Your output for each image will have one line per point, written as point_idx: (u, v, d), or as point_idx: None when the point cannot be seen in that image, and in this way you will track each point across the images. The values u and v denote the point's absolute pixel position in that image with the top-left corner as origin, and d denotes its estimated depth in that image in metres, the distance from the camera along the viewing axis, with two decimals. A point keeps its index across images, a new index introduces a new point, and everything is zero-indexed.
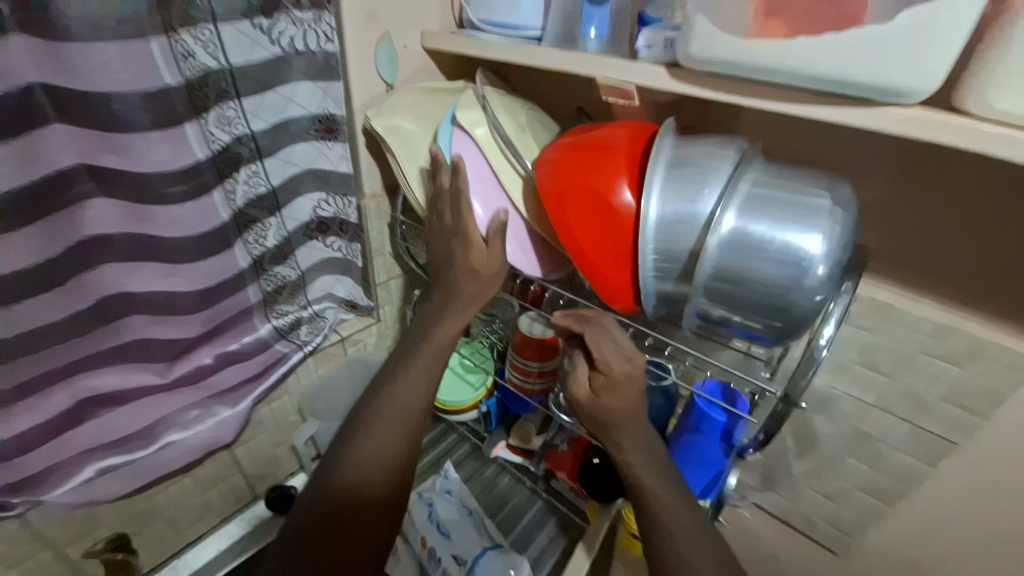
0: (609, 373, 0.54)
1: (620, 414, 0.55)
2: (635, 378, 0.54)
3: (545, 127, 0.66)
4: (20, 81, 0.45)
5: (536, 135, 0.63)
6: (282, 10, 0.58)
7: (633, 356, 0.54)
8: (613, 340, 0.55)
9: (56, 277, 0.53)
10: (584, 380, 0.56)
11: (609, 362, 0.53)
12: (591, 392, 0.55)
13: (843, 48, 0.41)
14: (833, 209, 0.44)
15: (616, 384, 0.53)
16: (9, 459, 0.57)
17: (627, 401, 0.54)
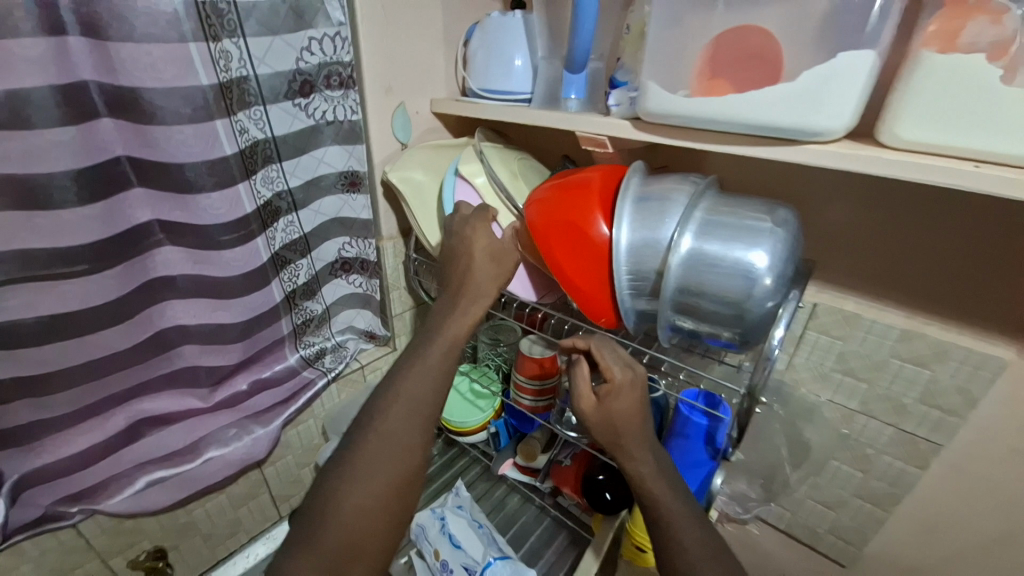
0: (612, 378, 0.59)
1: (623, 420, 0.58)
2: (636, 384, 0.60)
3: (535, 171, 0.78)
4: (112, 154, 0.56)
5: (527, 180, 0.74)
6: (316, 91, 0.71)
7: (632, 363, 0.60)
8: (613, 351, 0.62)
9: (127, 311, 0.63)
10: (587, 389, 0.61)
11: (611, 370, 0.60)
12: (595, 401, 0.60)
13: (765, 100, 0.50)
14: (773, 229, 0.52)
15: (618, 389, 0.59)
16: (73, 473, 0.65)
17: (629, 406, 0.59)
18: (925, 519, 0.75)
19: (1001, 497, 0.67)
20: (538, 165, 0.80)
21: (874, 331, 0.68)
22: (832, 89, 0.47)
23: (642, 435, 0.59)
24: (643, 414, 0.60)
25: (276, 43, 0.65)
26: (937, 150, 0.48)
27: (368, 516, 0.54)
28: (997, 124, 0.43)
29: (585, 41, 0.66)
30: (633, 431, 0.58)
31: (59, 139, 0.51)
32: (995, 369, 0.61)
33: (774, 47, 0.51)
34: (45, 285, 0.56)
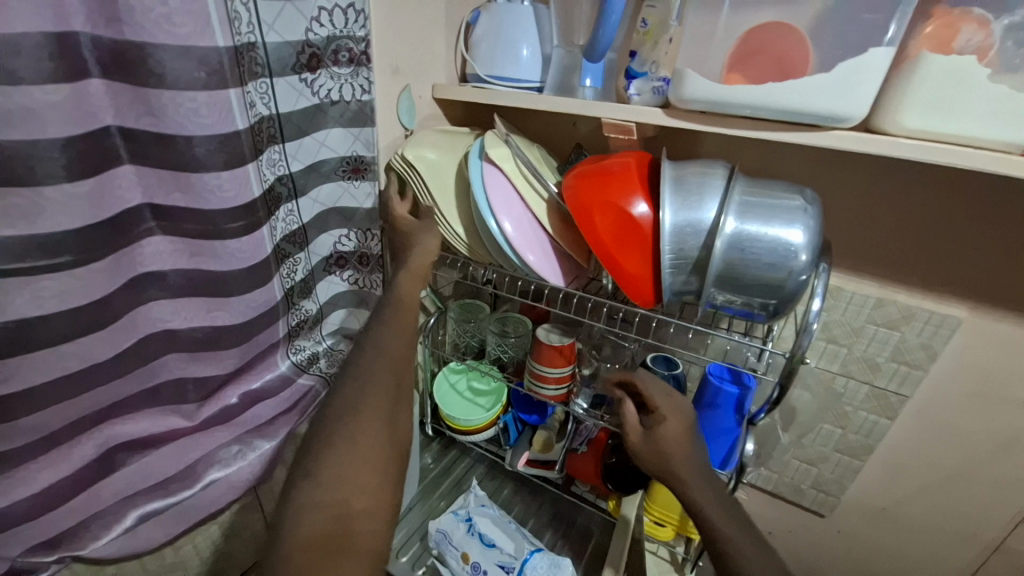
0: (657, 408, 0.62)
1: (672, 445, 0.59)
2: (681, 410, 0.62)
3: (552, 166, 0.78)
4: (101, 123, 0.48)
5: (548, 171, 0.75)
6: (323, 67, 0.65)
7: (675, 394, 0.63)
8: (658, 380, 0.64)
9: (111, 313, 0.53)
10: (634, 421, 0.62)
11: (656, 400, 0.62)
12: (643, 432, 0.61)
13: (799, 89, 0.55)
14: (806, 206, 0.57)
15: (664, 417, 0.61)
16: (39, 515, 0.54)
17: (678, 432, 0.60)
18: (893, 462, 0.86)
19: (955, 435, 0.80)
20: (554, 159, 0.80)
21: (854, 301, 0.78)
22: (859, 80, 0.53)
23: (690, 457, 0.59)
24: (692, 441, 0.60)
25: (287, 9, 0.59)
26: (932, 138, 0.55)
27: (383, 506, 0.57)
28: (988, 113, 0.51)
29: (610, 33, 0.67)
30: (684, 455, 0.59)
31: (49, 99, 0.43)
32: (954, 325, 0.73)
33: (799, 47, 0.56)
34: (19, 281, 0.45)
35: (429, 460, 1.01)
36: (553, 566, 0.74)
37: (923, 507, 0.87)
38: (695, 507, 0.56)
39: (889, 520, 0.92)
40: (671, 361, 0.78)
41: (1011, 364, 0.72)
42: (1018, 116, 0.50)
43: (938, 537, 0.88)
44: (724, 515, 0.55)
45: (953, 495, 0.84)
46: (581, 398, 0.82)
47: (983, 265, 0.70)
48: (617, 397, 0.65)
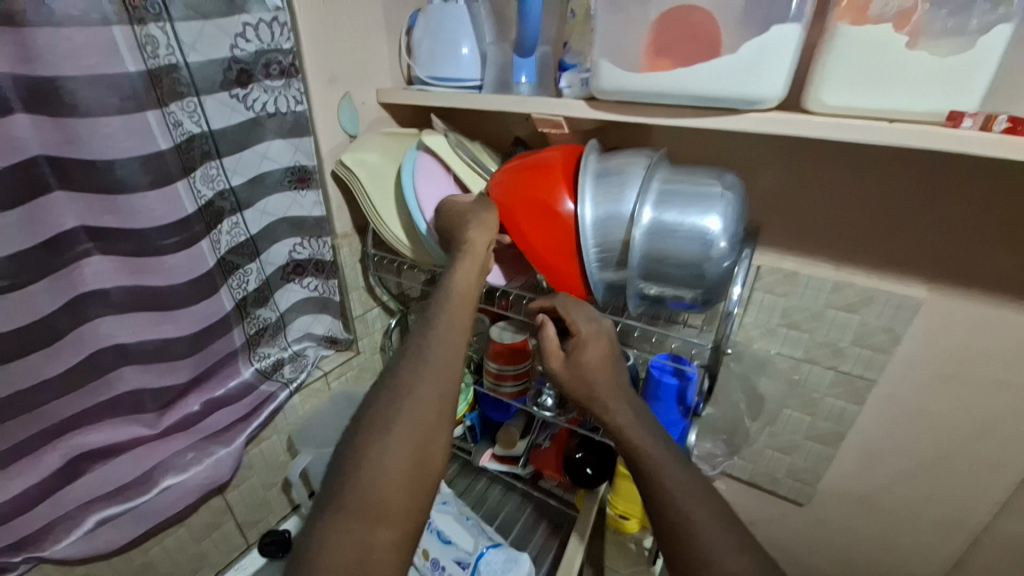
0: (579, 333, 0.61)
1: (591, 369, 0.59)
2: (602, 334, 0.61)
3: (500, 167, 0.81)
4: (25, 154, 0.50)
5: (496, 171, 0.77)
6: (254, 81, 0.66)
7: (597, 318, 0.62)
8: (583, 307, 0.63)
9: (53, 332, 0.56)
10: (555, 345, 0.61)
11: (578, 326, 0.61)
12: (564, 355, 0.60)
13: (714, 73, 0.53)
14: (724, 192, 0.54)
15: (584, 341, 0.60)
16: (2, 524, 0.57)
17: (596, 356, 0.60)
18: (866, 449, 0.84)
19: (924, 419, 0.77)
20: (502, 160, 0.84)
21: (811, 286, 0.75)
22: (771, 60, 0.51)
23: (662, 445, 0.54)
24: (612, 366, 0.60)
25: (207, 28, 0.60)
26: (854, 114, 0.53)
27: None
28: (905, 87, 0.49)
29: (534, 28, 0.68)
30: (606, 378, 0.58)
31: None
32: (913, 307, 0.70)
33: (711, 28, 0.54)
34: None
35: None
36: (510, 560, 0.75)
37: (903, 494, 0.84)
38: (663, 494, 0.48)
39: (867, 509, 0.89)
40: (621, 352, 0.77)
41: (972, 344, 0.69)
42: (937, 87, 0.48)
43: (920, 524, 0.85)
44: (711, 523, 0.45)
45: (932, 482, 0.81)
46: (545, 398, 0.82)
47: (933, 241, 0.67)
48: (540, 323, 0.63)
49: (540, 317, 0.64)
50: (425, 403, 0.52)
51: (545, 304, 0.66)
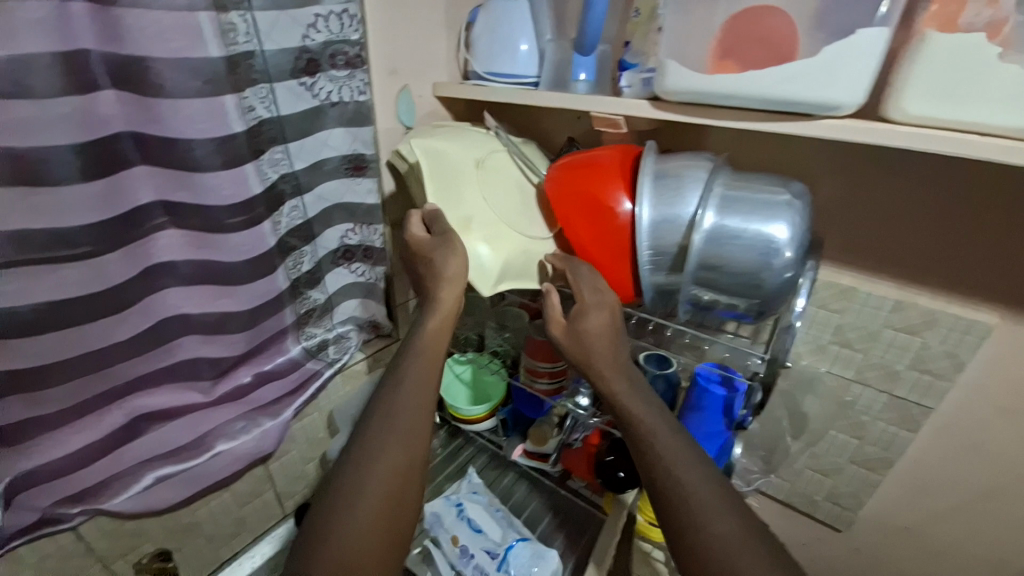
0: (582, 300, 0.63)
1: (591, 336, 0.62)
2: (604, 302, 0.62)
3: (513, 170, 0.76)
4: (112, 130, 0.53)
5: (496, 180, 0.74)
6: (321, 71, 0.69)
7: (603, 287, 0.62)
8: (589, 274, 0.64)
9: (126, 298, 0.60)
10: (560, 314, 0.65)
11: (581, 293, 0.63)
12: (565, 323, 0.64)
13: (789, 76, 0.51)
14: (791, 201, 0.53)
15: (587, 309, 0.62)
16: (67, 475, 0.61)
17: (599, 324, 0.62)
18: (917, 479, 0.80)
19: (984, 453, 0.73)
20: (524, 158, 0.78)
21: (869, 303, 0.72)
22: (850, 66, 0.49)
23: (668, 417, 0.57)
24: (612, 335, 0.62)
25: (282, 18, 0.62)
26: (937, 125, 0.51)
27: None
28: (999, 98, 0.46)
29: (596, 25, 0.66)
30: (604, 349, 0.61)
31: (62, 110, 0.49)
32: (982, 333, 0.66)
33: (786, 31, 0.53)
34: (45, 269, 0.52)
35: (436, 444, 1.06)
36: (536, 556, 0.76)
37: (955, 529, 0.80)
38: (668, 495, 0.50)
39: (912, 542, 0.85)
40: (665, 360, 0.76)
41: None
42: None
43: (969, 562, 0.81)
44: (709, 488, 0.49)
45: (987, 519, 0.76)
46: (580, 397, 0.82)
47: (1009, 265, 0.63)
48: (546, 290, 0.66)
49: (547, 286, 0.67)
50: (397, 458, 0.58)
51: (556, 262, 0.67)
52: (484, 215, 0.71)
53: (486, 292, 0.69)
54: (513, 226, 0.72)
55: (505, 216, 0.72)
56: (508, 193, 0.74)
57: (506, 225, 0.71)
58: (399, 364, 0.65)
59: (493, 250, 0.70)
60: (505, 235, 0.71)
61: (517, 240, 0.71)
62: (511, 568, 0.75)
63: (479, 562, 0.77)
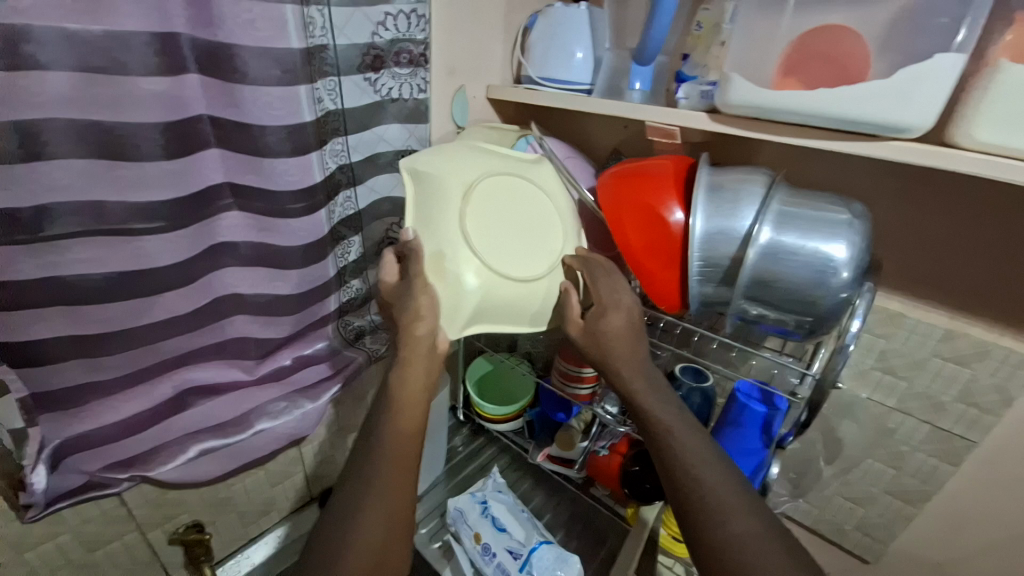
0: (600, 301, 0.64)
1: (611, 337, 0.63)
2: (621, 304, 0.64)
3: (502, 191, 0.67)
4: (194, 111, 0.56)
5: (480, 203, 0.64)
6: (385, 67, 0.71)
7: (619, 288, 0.65)
8: (607, 277, 0.66)
9: (190, 273, 0.62)
10: (577, 314, 0.66)
11: (599, 295, 0.64)
12: (583, 323, 0.65)
13: (857, 95, 0.52)
14: (851, 221, 0.53)
15: (606, 310, 0.64)
16: (118, 441, 0.62)
17: (618, 325, 0.64)
18: (955, 515, 0.78)
19: None
20: (517, 178, 0.69)
21: (917, 331, 0.71)
22: (920, 89, 0.49)
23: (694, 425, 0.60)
24: (632, 336, 0.64)
25: (356, 14, 0.65)
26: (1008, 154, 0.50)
27: (401, 476, 0.60)
28: None
29: (659, 36, 0.68)
30: (622, 349, 0.63)
31: (153, 89, 0.51)
32: None
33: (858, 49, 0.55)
34: (122, 240, 0.55)
35: (459, 443, 1.07)
36: (560, 559, 0.76)
37: None
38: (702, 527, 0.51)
39: None
40: (701, 373, 0.76)
41: None
42: None
43: None
44: (732, 491, 0.53)
45: None
46: (608, 403, 0.83)
47: None
48: (563, 288, 0.67)
49: (563, 284, 0.67)
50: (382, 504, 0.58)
51: (574, 264, 0.68)
52: (458, 245, 0.62)
53: (454, 334, 0.63)
54: (489, 258, 0.63)
55: (482, 247, 0.63)
56: (491, 219, 0.64)
57: (477, 255, 0.62)
58: (376, 418, 0.62)
59: (464, 283, 0.62)
60: (479, 269, 0.62)
61: (491, 275, 0.63)
62: (534, 570, 0.75)
63: (501, 561, 0.77)
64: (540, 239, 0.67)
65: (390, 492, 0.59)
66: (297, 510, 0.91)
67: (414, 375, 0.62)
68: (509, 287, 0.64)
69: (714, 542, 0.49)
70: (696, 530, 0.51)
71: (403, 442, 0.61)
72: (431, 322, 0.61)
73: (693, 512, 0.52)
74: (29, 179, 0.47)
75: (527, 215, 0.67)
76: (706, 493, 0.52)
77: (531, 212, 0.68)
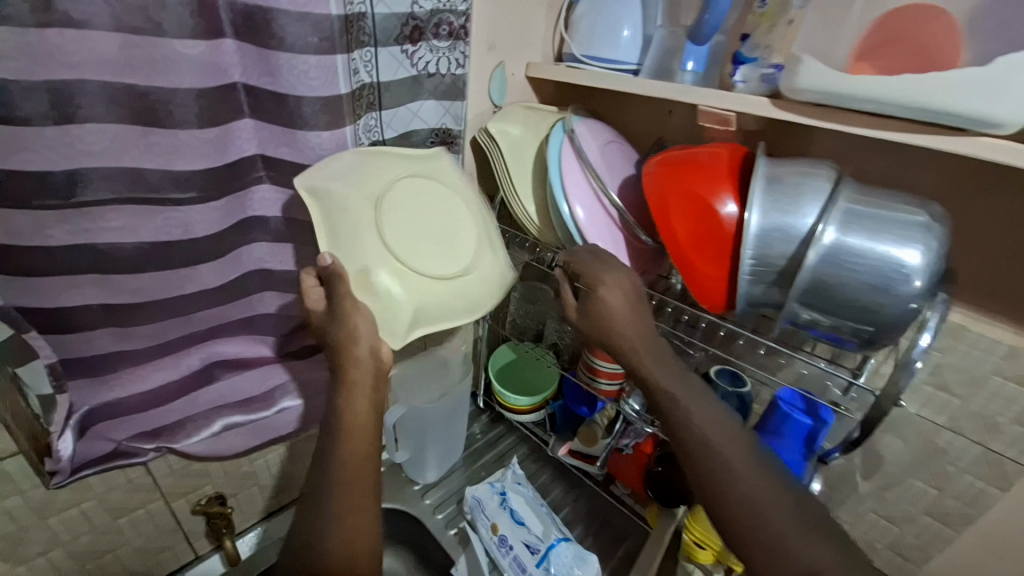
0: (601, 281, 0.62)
1: (611, 317, 0.62)
2: (620, 280, 0.63)
3: (417, 192, 0.68)
4: (229, 78, 0.54)
5: (395, 213, 0.65)
6: (424, 39, 0.67)
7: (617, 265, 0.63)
8: (599, 256, 0.64)
9: (221, 247, 0.61)
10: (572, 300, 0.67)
11: (598, 273, 0.62)
12: (578, 309, 0.66)
13: (945, 85, 0.46)
14: (928, 224, 0.48)
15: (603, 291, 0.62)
16: (145, 411, 0.62)
17: (617, 302, 0.62)
18: (1001, 543, 0.74)
19: None
20: (424, 177, 0.70)
21: (978, 346, 0.66)
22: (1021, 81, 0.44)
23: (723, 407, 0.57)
24: (635, 309, 0.63)
25: None
26: None
27: None
28: None
29: (719, 14, 0.63)
30: (625, 325, 0.62)
31: (187, 52, 0.49)
32: None
33: (947, 33, 0.50)
34: (153, 209, 0.53)
35: (477, 430, 1.05)
36: (579, 558, 0.75)
37: None
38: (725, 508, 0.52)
39: None
40: (738, 377, 0.74)
41: None
42: None
43: None
44: (746, 460, 0.54)
45: None
46: (634, 399, 0.78)
47: None
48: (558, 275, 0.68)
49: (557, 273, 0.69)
50: (359, 494, 0.59)
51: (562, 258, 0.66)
52: (381, 261, 0.63)
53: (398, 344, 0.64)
54: (413, 266, 0.65)
55: (409, 257, 0.65)
56: (410, 229, 0.66)
57: (404, 264, 0.64)
58: (326, 445, 0.61)
59: (397, 295, 0.64)
60: (410, 280, 0.64)
61: (416, 285, 0.65)
62: (552, 566, 0.74)
63: (518, 555, 0.77)
64: (462, 234, 0.70)
65: (346, 505, 0.58)
66: (278, 509, 0.88)
67: (357, 395, 0.62)
68: (445, 290, 0.67)
69: (732, 513, 0.52)
70: (725, 518, 0.52)
71: (355, 467, 0.60)
72: (372, 339, 0.62)
73: (723, 504, 0.52)
74: (62, 143, 0.46)
75: (445, 212, 0.70)
76: (722, 463, 0.53)
77: (443, 211, 0.70)
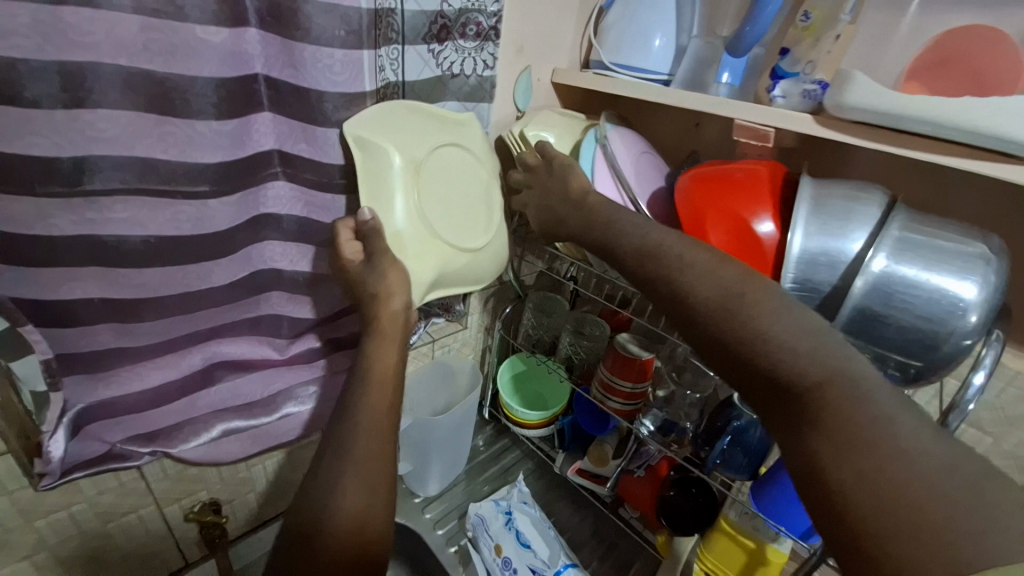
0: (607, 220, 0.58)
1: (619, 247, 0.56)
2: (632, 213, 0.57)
3: (453, 161, 0.70)
4: (251, 69, 0.51)
5: (430, 180, 0.67)
6: (450, 39, 0.65)
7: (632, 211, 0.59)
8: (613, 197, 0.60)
9: (231, 245, 0.58)
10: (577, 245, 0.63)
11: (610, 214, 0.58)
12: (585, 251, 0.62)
13: (1009, 110, 0.43)
14: (988, 257, 0.46)
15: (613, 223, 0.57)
16: (141, 412, 0.59)
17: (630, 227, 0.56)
18: None
19: None
20: (464, 147, 0.71)
21: (1013, 383, 0.63)
22: None
23: (826, 340, 0.40)
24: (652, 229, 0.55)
25: None
26: None
27: None
28: None
29: (762, 26, 0.61)
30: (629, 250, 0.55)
31: (209, 39, 0.47)
32: None
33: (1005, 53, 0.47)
34: (162, 202, 0.51)
35: (481, 442, 1.02)
36: None
37: None
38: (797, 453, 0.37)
39: None
40: None
41: None
42: None
43: None
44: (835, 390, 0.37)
45: None
46: (648, 420, 0.78)
47: None
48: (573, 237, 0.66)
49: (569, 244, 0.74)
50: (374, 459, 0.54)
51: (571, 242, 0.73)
52: (419, 229, 0.66)
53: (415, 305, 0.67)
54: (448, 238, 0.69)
55: (439, 229, 0.68)
56: (441, 196, 0.69)
57: (436, 234, 0.68)
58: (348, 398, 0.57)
59: (428, 259, 0.67)
60: (439, 249, 0.68)
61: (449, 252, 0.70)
62: None
63: None
64: (479, 211, 0.74)
65: (355, 465, 0.53)
66: (273, 517, 0.84)
67: (390, 347, 0.60)
68: (471, 264, 0.74)
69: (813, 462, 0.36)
70: (805, 463, 0.36)
71: (375, 422, 0.56)
72: (404, 295, 0.62)
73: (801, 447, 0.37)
74: (72, 128, 0.43)
75: (474, 189, 0.73)
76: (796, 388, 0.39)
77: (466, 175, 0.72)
